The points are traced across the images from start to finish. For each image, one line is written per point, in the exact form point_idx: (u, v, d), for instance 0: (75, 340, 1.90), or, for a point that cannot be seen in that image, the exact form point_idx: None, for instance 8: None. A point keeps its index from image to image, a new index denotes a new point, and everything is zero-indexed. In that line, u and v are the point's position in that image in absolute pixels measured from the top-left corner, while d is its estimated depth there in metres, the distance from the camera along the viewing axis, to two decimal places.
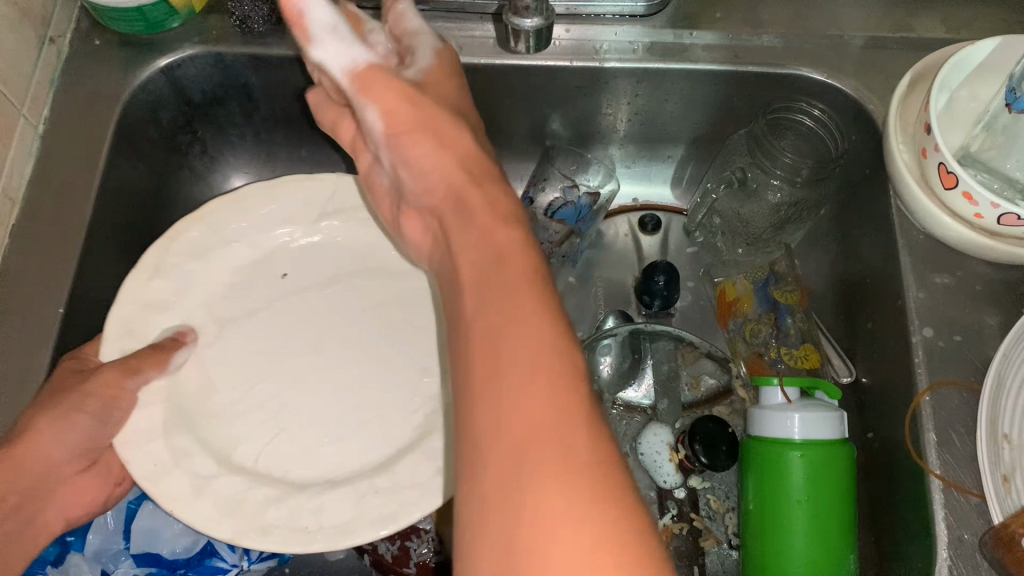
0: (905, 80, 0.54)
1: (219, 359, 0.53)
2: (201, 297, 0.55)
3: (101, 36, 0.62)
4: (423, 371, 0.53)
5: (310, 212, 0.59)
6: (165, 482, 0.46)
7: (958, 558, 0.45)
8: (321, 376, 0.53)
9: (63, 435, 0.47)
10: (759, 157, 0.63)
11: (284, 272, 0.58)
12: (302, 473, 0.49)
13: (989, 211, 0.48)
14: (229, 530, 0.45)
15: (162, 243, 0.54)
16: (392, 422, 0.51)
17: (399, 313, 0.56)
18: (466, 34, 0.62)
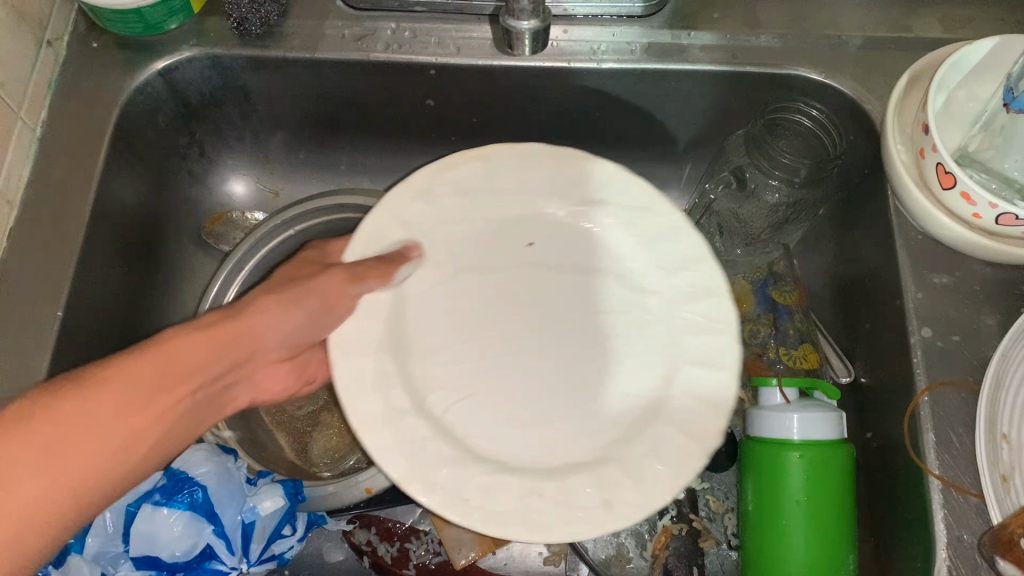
0: (903, 80, 0.54)
1: (451, 290, 0.51)
2: (449, 242, 0.52)
3: (98, 38, 0.62)
4: (620, 394, 0.49)
5: (577, 195, 0.53)
6: (359, 409, 0.45)
7: (957, 557, 0.45)
8: (532, 363, 0.50)
9: (295, 321, 0.46)
10: (757, 156, 0.62)
11: (530, 242, 0.53)
12: (491, 441, 0.47)
13: (987, 211, 0.48)
14: (400, 470, 0.44)
15: (438, 167, 0.51)
16: (585, 422, 0.48)
17: (596, 310, 0.51)
18: (463, 35, 0.62)
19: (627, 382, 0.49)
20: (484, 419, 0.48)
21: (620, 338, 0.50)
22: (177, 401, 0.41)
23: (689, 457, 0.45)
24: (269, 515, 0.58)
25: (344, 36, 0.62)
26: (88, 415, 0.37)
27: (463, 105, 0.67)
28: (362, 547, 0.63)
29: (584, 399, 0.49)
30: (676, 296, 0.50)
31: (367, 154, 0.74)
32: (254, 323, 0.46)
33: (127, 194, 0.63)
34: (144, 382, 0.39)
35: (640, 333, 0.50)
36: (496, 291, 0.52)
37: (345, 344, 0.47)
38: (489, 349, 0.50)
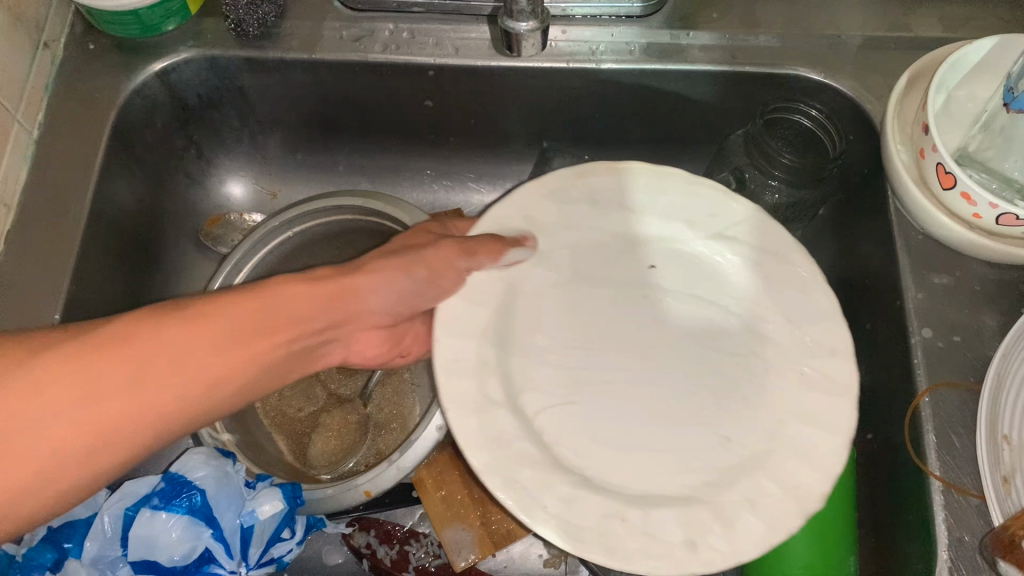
0: (903, 80, 0.54)
1: (565, 300, 0.50)
2: (570, 250, 0.50)
3: (95, 40, 0.62)
4: (727, 437, 0.45)
5: (713, 225, 0.51)
6: (453, 392, 0.43)
7: (958, 558, 0.45)
8: (644, 391, 0.47)
9: (399, 286, 0.46)
10: (757, 157, 0.62)
11: (650, 265, 0.51)
12: (588, 459, 0.44)
13: (987, 211, 0.48)
14: (484, 458, 0.42)
15: (574, 170, 0.50)
16: (687, 454, 0.45)
17: (713, 344, 0.49)
18: (461, 36, 0.62)
19: (739, 421, 0.46)
20: (587, 440, 0.45)
21: (739, 367, 0.48)
22: (279, 344, 0.40)
23: (785, 513, 0.41)
24: (268, 519, 0.57)
25: (342, 36, 0.62)
26: (179, 347, 0.37)
27: (461, 106, 0.66)
28: (361, 549, 0.63)
29: (688, 436, 0.46)
30: (798, 342, 0.47)
31: (365, 155, 0.74)
32: (362, 282, 0.45)
33: (124, 196, 0.62)
34: (249, 320, 0.39)
35: (759, 374, 0.47)
36: (607, 309, 0.50)
37: (452, 323, 0.45)
38: (606, 371, 0.48)
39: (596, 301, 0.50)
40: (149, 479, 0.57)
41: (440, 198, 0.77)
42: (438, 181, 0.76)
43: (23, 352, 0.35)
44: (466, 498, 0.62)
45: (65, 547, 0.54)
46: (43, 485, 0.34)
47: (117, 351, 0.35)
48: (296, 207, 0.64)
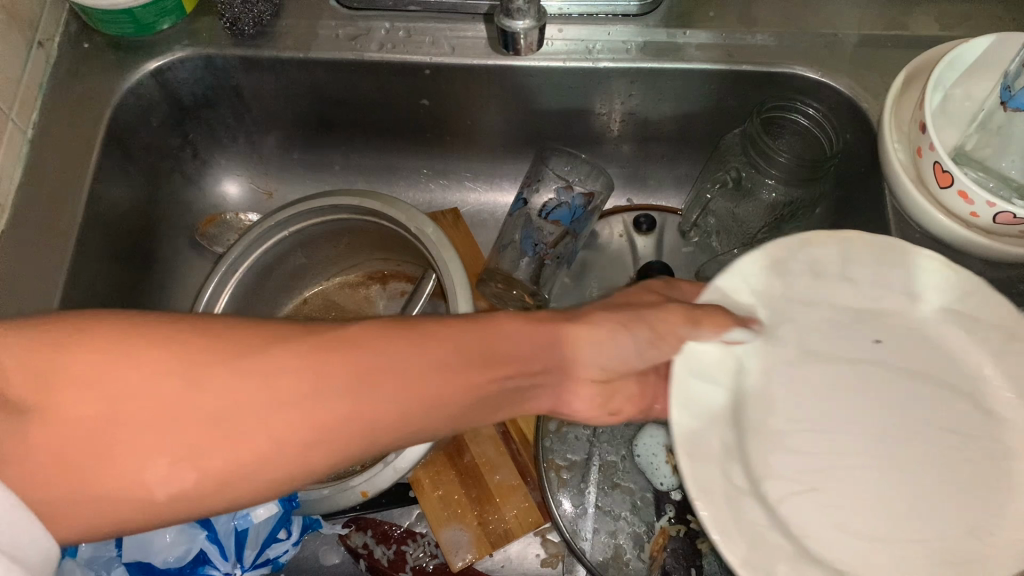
0: (899, 79, 0.54)
1: (791, 372, 0.43)
2: (794, 324, 0.44)
3: (90, 39, 0.61)
4: (978, 532, 0.38)
5: (937, 296, 0.43)
6: (702, 478, 0.38)
7: None
8: (880, 472, 0.40)
9: (624, 347, 0.44)
10: (754, 157, 0.62)
11: (879, 336, 0.43)
12: (838, 552, 0.38)
13: (984, 210, 0.48)
14: (739, 552, 0.36)
15: (795, 237, 0.43)
16: (938, 542, 0.38)
17: (949, 419, 0.41)
18: (457, 35, 0.62)
19: (998, 513, 0.38)
20: (838, 533, 0.39)
21: (981, 448, 0.40)
22: (481, 380, 0.38)
23: None
24: (262, 522, 0.57)
25: (338, 35, 0.62)
26: (409, 363, 0.36)
27: (458, 104, 0.66)
28: (358, 549, 0.63)
29: (933, 523, 0.38)
30: None
31: (361, 155, 0.74)
32: (578, 332, 0.43)
33: (119, 196, 0.62)
34: (462, 353, 0.38)
35: (1004, 456, 0.39)
36: (836, 379, 0.43)
37: (693, 405, 0.40)
38: (851, 453, 0.41)
39: (841, 374, 0.43)
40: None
41: (437, 196, 0.77)
42: (434, 180, 0.76)
43: (269, 335, 0.34)
44: (462, 498, 0.62)
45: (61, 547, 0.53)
46: (246, 470, 0.33)
47: (345, 353, 0.34)
48: (292, 205, 0.63)
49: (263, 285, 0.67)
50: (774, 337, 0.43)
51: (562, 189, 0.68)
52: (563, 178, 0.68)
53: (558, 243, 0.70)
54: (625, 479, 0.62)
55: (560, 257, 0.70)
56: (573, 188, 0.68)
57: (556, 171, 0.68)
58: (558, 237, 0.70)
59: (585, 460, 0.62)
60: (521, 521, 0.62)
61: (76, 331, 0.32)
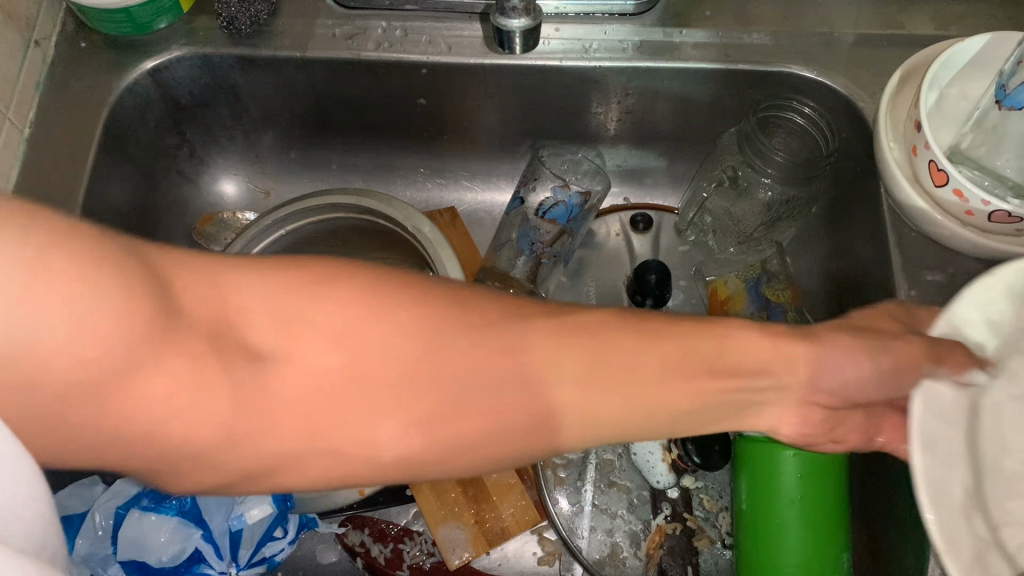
0: (895, 78, 0.54)
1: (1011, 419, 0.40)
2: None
3: (87, 38, 0.61)
4: None
5: None
6: (950, 529, 0.34)
7: None
8: None
9: (865, 371, 0.40)
10: (749, 155, 0.64)
11: None
12: None
13: (979, 208, 0.48)
14: None
15: None
16: None
17: None
18: (454, 34, 0.62)
19: None
20: None
21: None
22: (720, 390, 0.35)
23: None
24: (256, 523, 0.57)
25: (335, 35, 0.62)
26: (632, 359, 0.33)
27: (455, 103, 0.66)
28: (354, 546, 0.63)
29: None
30: None
31: (359, 153, 0.74)
32: (822, 353, 0.39)
33: (116, 195, 0.62)
34: (708, 355, 0.34)
35: None
36: None
37: (937, 446, 0.36)
38: None
39: None
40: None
41: (434, 195, 0.77)
42: (431, 179, 0.76)
43: (492, 312, 0.32)
44: (459, 496, 0.62)
45: None
46: (468, 441, 0.31)
47: (587, 343, 0.33)
48: (290, 204, 0.64)
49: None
50: (1007, 373, 0.41)
51: (558, 188, 0.69)
52: (559, 177, 0.69)
53: (555, 242, 0.70)
54: (621, 478, 0.63)
55: (557, 256, 0.71)
56: (569, 186, 0.69)
57: (553, 170, 0.69)
58: (554, 236, 0.70)
59: (582, 458, 0.63)
60: (518, 520, 0.62)
61: (317, 279, 0.30)
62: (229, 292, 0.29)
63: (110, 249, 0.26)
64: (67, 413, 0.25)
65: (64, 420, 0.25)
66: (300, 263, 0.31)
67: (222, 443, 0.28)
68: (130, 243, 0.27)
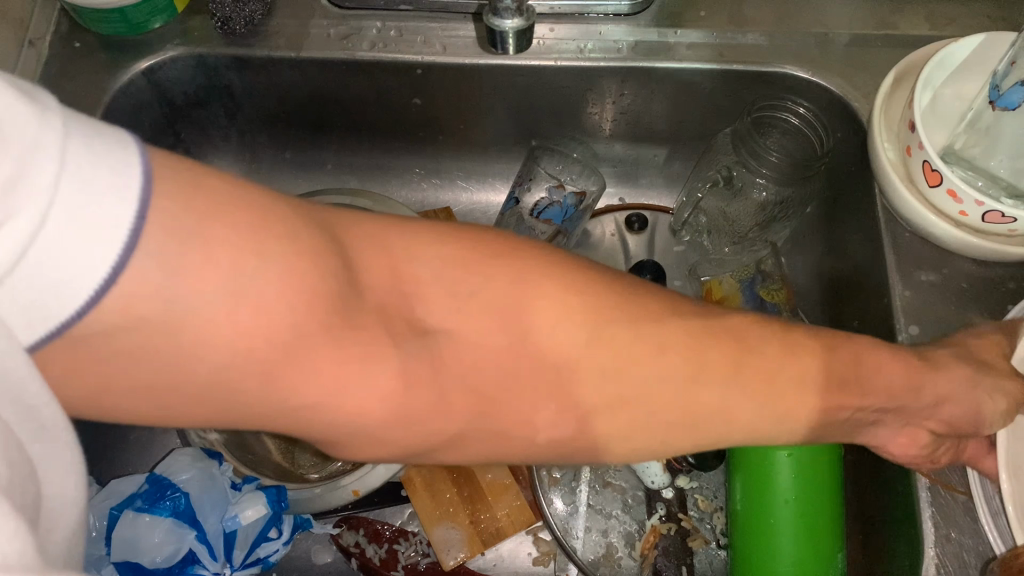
0: (889, 78, 0.54)
1: None
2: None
3: (81, 38, 0.61)
4: None
5: None
6: None
7: (946, 555, 0.45)
8: None
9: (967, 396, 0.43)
10: (745, 155, 0.64)
11: None
12: None
13: (974, 209, 0.48)
14: None
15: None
16: None
17: None
18: (449, 34, 0.62)
19: None
20: None
21: None
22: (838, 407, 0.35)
23: None
24: (251, 524, 0.57)
25: (329, 35, 0.62)
26: (779, 367, 0.33)
27: (450, 104, 0.66)
28: (348, 548, 0.62)
29: None
30: None
31: (354, 153, 0.74)
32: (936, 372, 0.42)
33: None
34: (844, 371, 0.35)
35: None
36: None
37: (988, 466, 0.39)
38: None
39: None
40: (136, 480, 0.56)
41: (430, 195, 0.77)
42: (427, 179, 0.76)
43: (656, 305, 0.34)
44: (454, 497, 0.62)
45: None
46: (626, 425, 0.32)
47: (733, 343, 0.33)
48: None
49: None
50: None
51: (553, 188, 0.69)
52: (554, 177, 0.69)
53: (551, 241, 0.70)
54: (616, 478, 0.62)
55: None
56: (564, 187, 0.69)
57: (547, 169, 0.70)
58: (550, 236, 0.70)
59: None
60: (513, 519, 0.62)
61: (490, 258, 0.32)
62: (401, 268, 0.30)
63: (284, 222, 0.26)
64: (233, 383, 0.26)
65: (234, 389, 0.26)
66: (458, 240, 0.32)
67: (399, 408, 0.29)
68: (309, 216, 0.28)
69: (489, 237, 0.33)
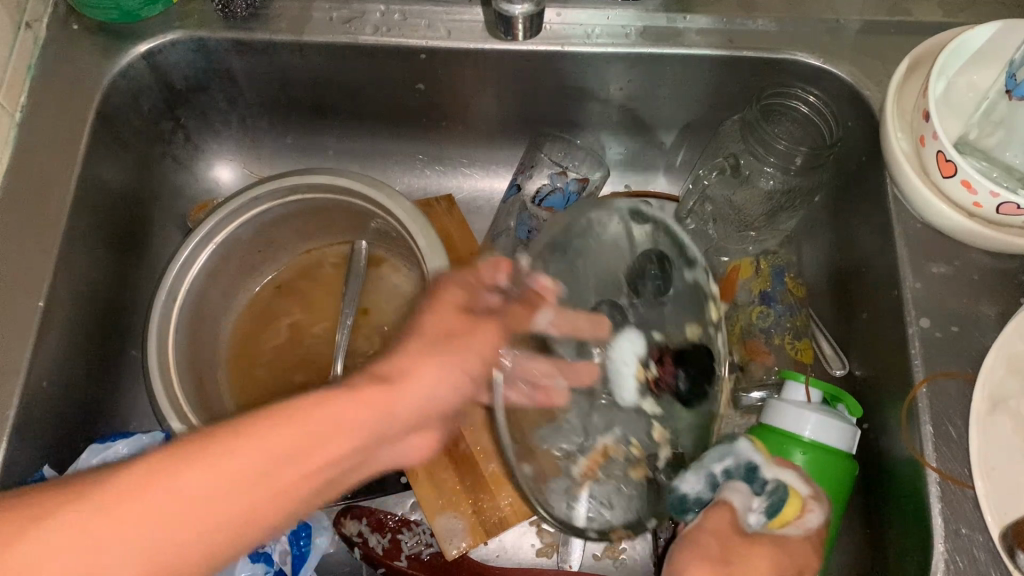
0: (902, 66, 0.53)
1: None
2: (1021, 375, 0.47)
3: (79, 21, 0.60)
4: None
5: None
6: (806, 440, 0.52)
7: (955, 550, 0.45)
8: None
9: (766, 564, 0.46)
10: (752, 143, 0.62)
11: None
12: None
13: (988, 200, 0.48)
14: None
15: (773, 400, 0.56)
16: None
17: None
18: (454, 18, 0.61)
19: None
20: None
21: None
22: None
23: None
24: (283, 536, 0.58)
25: (332, 18, 0.61)
26: (283, 437, 0.35)
27: (452, 90, 0.65)
28: (352, 537, 0.61)
29: None
30: None
31: (355, 140, 0.73)
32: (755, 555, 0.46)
33: (109, 181, 0.61)
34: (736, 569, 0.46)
35: None
36: None
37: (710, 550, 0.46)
38: None
39: None
40: None
41: (432, 182, 0.76)
42: (430, 166, 0.75)
43: (319, 398, 0.37)
44: (456, 486, 0.61)
45: None
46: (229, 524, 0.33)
47: (290, 426, 0.35)
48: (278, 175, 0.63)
49: (232, 260, 0.66)
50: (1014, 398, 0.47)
51: (556, 175, 0.67)
52: (557, 164, 0.68)
53: None
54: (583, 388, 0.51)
55: None
56: (567, 174, 0.67)
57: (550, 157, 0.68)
58: None
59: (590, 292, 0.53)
60: (516, 509, 0.61)
61: (201, 457, 0.33)
62: (141, 537, 0.31)
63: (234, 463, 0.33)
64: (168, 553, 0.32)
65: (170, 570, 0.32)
66: (263, 432, 0.35)
67: (196, 539, 0.32)
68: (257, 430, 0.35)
69: (260, 437, 0.34)
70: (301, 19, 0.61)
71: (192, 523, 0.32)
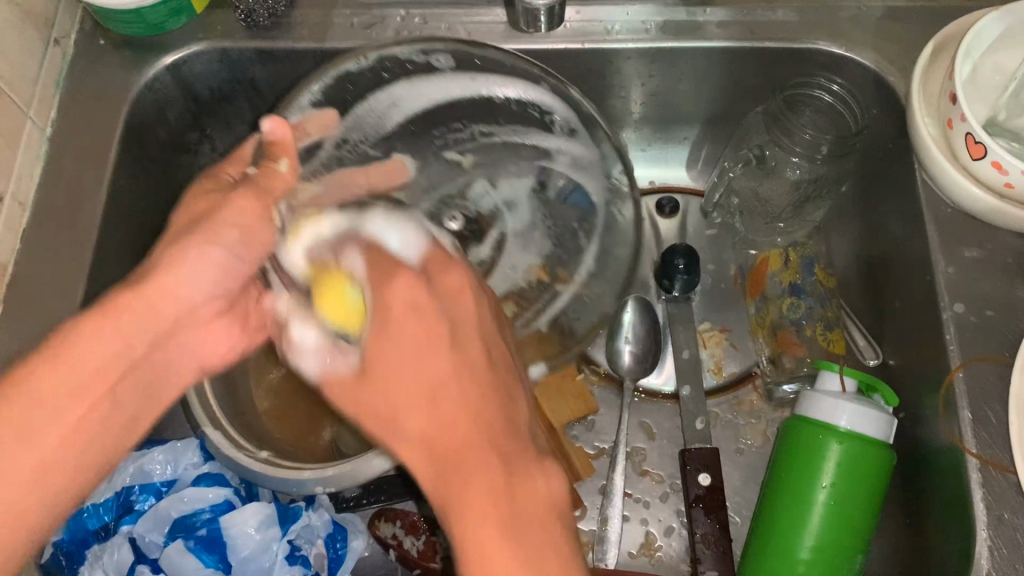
0: (927, 48, 0.53)
1: None
2: None
3: (105, 36, 0.61)
4: None
5: None
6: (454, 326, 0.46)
7: (998, 537, 0.44)
8: None
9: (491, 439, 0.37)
10: (776, 134, 0.61)
11: None
12: None
13: (1020, 179, 0.47)
14: None
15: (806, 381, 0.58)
16: None
17: None
18: (474, 20, 0.61)
19: None
20: None
21: None
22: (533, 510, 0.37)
23: None
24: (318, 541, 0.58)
25: (353, 24, 0.62)
26: (90, 344, 0.38)
27: None
28: (386, 538, 0.61)
29: None
30: None
31: None
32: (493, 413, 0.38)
33: (135, 192, 0.62)
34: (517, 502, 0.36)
35: None
36: None
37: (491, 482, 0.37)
38: None
39: None
40: (214, 488, 0.57)
41: None
42: None
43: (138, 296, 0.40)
44: None
45: (135, 507, 0.56)
46: (57, 459, 0.37)
47: (138, 321, 0.40)
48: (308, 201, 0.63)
49: None
50: None
51: None
52: None
53: None
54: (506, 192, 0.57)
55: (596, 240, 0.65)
56: None
57: None
58: None
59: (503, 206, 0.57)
60: None
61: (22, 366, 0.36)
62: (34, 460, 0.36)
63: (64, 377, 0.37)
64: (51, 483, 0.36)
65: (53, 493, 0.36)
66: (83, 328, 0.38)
67: (54, 471, 0.37)
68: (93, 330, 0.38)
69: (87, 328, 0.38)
70: (323, 27, 0.61)
71: (60, 458, 0.37)
